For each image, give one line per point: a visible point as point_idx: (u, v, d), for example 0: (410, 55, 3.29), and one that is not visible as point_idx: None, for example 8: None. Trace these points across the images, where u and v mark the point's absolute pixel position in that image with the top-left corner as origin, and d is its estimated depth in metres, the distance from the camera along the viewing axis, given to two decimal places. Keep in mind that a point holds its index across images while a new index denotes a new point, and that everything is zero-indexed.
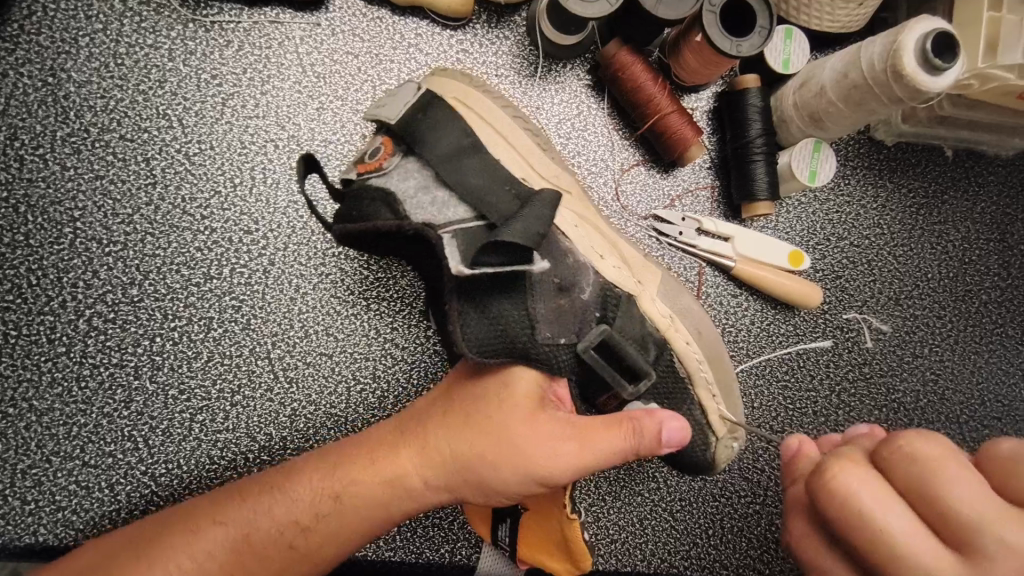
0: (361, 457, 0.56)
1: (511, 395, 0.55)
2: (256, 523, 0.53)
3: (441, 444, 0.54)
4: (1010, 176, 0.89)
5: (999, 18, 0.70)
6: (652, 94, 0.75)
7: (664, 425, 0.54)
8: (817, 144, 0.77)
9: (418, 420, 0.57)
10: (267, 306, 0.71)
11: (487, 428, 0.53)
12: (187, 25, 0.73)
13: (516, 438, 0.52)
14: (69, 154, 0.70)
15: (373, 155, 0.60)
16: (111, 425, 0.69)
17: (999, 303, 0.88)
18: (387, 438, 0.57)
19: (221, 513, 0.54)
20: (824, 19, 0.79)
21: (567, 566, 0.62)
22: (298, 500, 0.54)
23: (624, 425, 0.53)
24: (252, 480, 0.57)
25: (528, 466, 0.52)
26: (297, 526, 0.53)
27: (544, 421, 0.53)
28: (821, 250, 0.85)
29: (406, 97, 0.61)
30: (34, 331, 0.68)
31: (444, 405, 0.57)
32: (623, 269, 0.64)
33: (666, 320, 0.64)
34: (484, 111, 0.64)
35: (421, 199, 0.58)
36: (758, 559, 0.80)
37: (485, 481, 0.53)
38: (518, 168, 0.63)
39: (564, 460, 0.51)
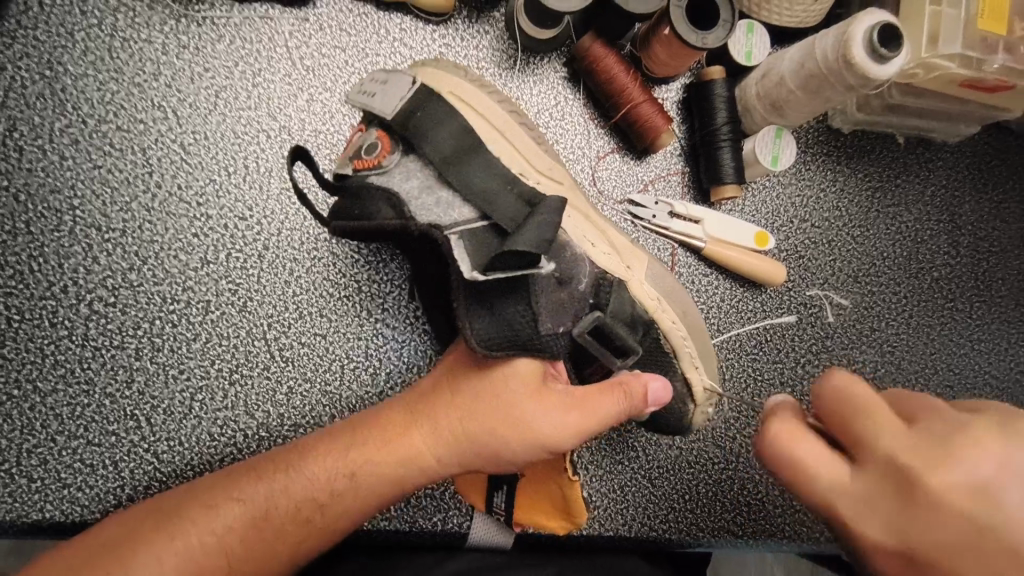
0: (374, 436, 0.59)
1: (517, 373, 0.58)
2: (274, 500, 0.56)
3: (451, 423, 0.58)
4: (958, 161, 0.96)
5: (939, 12, 0.76)
6: (625, 85, 0.80)
7: (649, 387, 0.60)
8: (778, 131, 0.83)
9: (423, 398, 0.61)
10: (263, 288, 0.74)
11: (495, 405, 0.57)
12: (179, 20, 0.76)
13: (523, 413, 0.57)
14: (67, 144, 0.73)
15: (370, 151, 0.61)
16: (114, 405, 0.71)
17: (950, 279, 0.95)
18: (394, 418, 0.60)
19: (240, 490, 0.56)
20: (783, 15, 0.84)
21: (563, 523, 0.70)
22: (314, 477, 0.57)
23: (616, 395, 0.58)
24: (266, 458, 0.59)
25: (537, 437, 0.57)
26: (315, 502, 0.57)
27: (549, 396, 0.58)
28: (785, 231, 0.90)
29: (401, 90, 0.61)
30: (36, 315, 0.71)
31: (448, 385, 0.60)
32: (612, 255, 0.67)
33: (654, 301, 0.67)
34: (481, 107, 0.67)
35: (425, 200, 0.59)
36: (732, 521, 0.85)
37: (493, 453, 0.58)
38: (515, 161, 0.65)
39: (569, 428, 0.57)
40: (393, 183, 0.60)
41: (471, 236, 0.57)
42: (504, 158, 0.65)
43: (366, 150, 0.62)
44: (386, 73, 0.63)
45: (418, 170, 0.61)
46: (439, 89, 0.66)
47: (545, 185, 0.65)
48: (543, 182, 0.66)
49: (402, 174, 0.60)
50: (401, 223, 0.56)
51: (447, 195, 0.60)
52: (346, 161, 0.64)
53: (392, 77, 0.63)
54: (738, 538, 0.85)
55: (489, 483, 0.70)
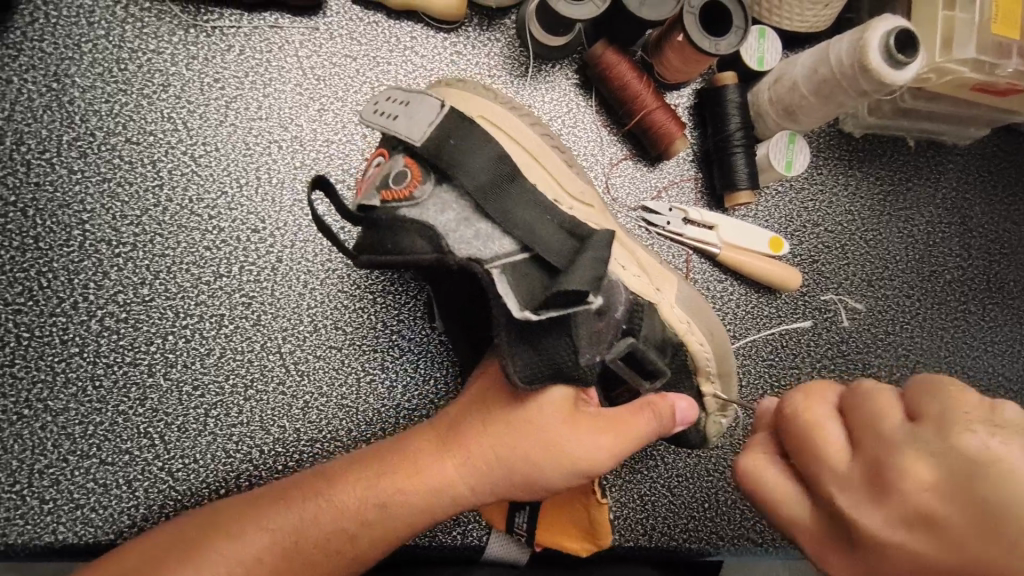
0: (405, 465, 0.57)
1: (553, 401, 0.57)
2: (302, 531, 0.55)
3: (484, 450, 0.57)
4: (968, 164, 0.96)
5: (953, 17, 0.77)
6: (639, 91, 0.80)
7: (676, 406, 0.60)
8: (791, 136, 0.82)
9: (452, 424, 0.59)
10: (277, 301, 0.73)
11: (530, 433, 0.56)
12: (188, 31, 0.75)
13: (559, 440, 0.56)
14: (76, 158, 0.71)
15: (401, 181, 0.58)
16: (127, 422, 0.70)
17: (962, 282, 0.94)
18: (423, 446, 0.58)
19: (269, 519, 0.55)
20: (794, 20, 0.84)
21: (585, 544, 0.70)
22: (342, 508, 0.56)
23: (647, 414, 0.58)
24: (291, 486, 0.58)
25: (572, 465, 0.56)
26: (346, 533, 0.56)
27: (586, 424, 0.57)
28: (799, 236, 0.90)
29: (429, 115, 0.59)
30: (45, 332, 0.69)
31: (478, 410, 0.59)
32: (642, 277, 0.67)
33: (683, 324, 0.67)
34: (511, 130, 0.66)
35: (463, 233, 0.57)
36: (752, 529, 0.85)
37: (528, 483, 0.57)
38: (548, 187, 0.65)
39: (604, 454, 0.56)
40: (429, 216, 0.58)
41: (513, 271, 0.55)
42: (534, 180, 0.64)
43: (394, 179, 0.58)
44: (405, 93, 0.61)
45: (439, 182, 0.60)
46: (468, 113, 0.65)
47: (575, 210, 0.65)
48: (574, 207, 0.65)
49: (437, 205, 0.58)
50: (438, 255, 0.54)
51: (486, 227, 0.57)
52: (369, 192, 0.59)
53: (413, 101, 0.60)
54: (758, 546, 0.85)
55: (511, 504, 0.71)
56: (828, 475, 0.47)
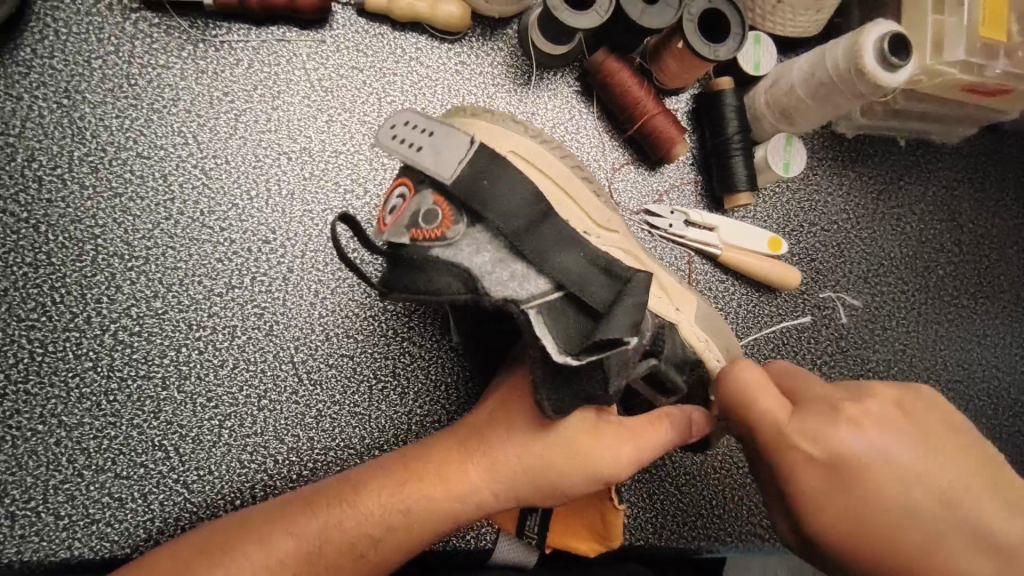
0: (429, 470, 0.58)
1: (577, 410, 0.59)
2: (326, 535, 0.56)
3: (508, 455, 0.58)
4: (956, 163, 0.99)
5: (942, 21, 0.79)
6: (639, 98, 0.81)
7: (693, 418, 0.61)
8: (788, 138, 0.84)
9: (475, 430, 0.60)
10: (289, 311, 0.74)
11: (552, 440, 0.58)
12: (196, 45, 0.75)
13: (581, 447, 0.58)
14: (87, 173, 0.72)
15: (432, 223, 0.55)
16: (142, 436, 0.70)
17: (954, 276, 0.97)
18: (448, 451, 0.59)
19: (291, 524, 0.56)
20: (787, 25, 0.86)
21: (592, 545, 0.72)
22: (367, 513, 0.57)
23: (664, 424, 0.60)
24: (316, 490, 0.59)
25: (592, 470, 0.58)
26: (370, 538, 0.56)
27: (606, 433, 0.59)
28: (796, 236, 0.92)
29: (458, 150, 0.55)
30: (60, 347, 0.70)
31: (503, 416, 0.60)
32: (663, 297, 0.67)
33: (702, 342, 0.68)
34: (541, 161, 0.67)
35: (499, 274, 0.55)
36: (759, 524, 0.86)
37: (548, 488, 0.59)
38: (578, 219, 0.66)
39: (622, 460, 0.58)
40: (463, 257, 0.55)
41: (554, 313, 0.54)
42: (566, 216, 0.65)
43: (426, 218, 0.56)
44: (430, 120, 0.56)
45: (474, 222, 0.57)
46: (499, 148, 0.65)
47: (604, 240, 0.66)
48: (601, 235, 0.67)
49: (471, 245, 0.56)
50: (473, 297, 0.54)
51: (521, 267, 0.56)
52: (397, 231, 0.57)
53: (437, 132, 0.56)
54: (766, 541, 0.86)
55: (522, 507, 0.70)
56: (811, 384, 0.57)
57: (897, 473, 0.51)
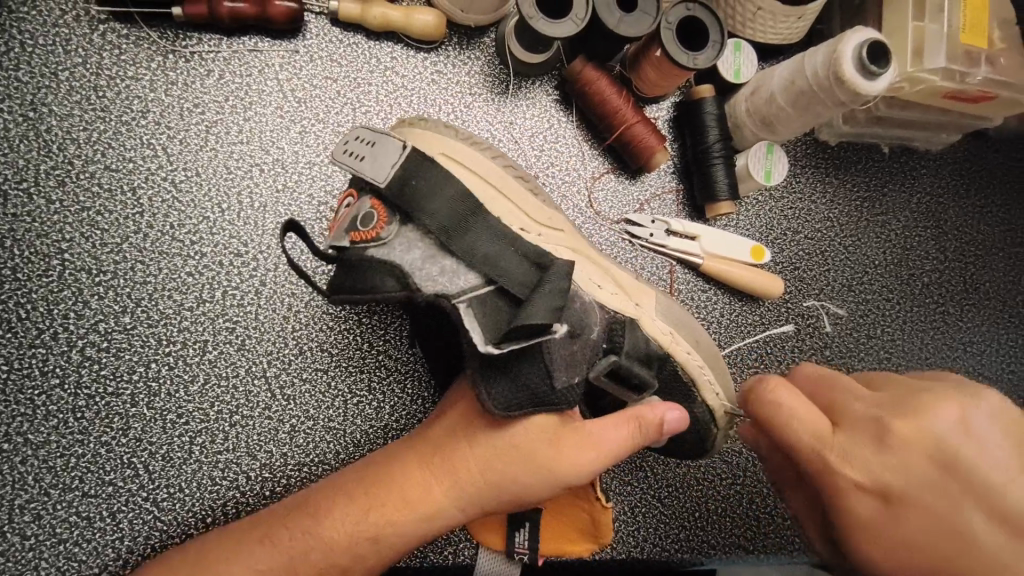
0: (391, 491, 0.57)
1: (534, 419, 0.58)
2: (291, 568, 0.55)
3: (471, 471, 0.57)
4: (941, 169, 0.98)
5: (923, 27, 0.78)
6: (618, 106, 0.80)
7: (667, 419, 0.59)
8: (770, 146, 0.83)
9: (436, 444, 0.59)
10: (261, 325, 0.73)
11: (514, 453, 0.57)
12: (167, 56, 0.74)
13: (544, 458, 0.57)
14: (54, 187, 0.71)
15: (367, 224, 0.57)
16: (110, 454, 0.69)
17: (940, 284, 0.96)
18: (409, 469, 0.58)
19: (250, 558, 0.56)
20: (768, 32, 0.85)
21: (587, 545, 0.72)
22: (331, 544, 0.55)
23: (634, 427, 0.59)
24: (275, 521, 0.57)
25: (557, 480, 0.57)
26: (335, 567, 0.56)
27: (569, 440, 0.57)
28: (780, 244, 0.91)
29: (391, 157, 0.57)
30: (25, 364, 0.68)
31: (464, 429, 0.59)
32: (619, 294, 0.66)
33: (668, 335, 0.66)
34: (470, 161, 0.64)
35: (429, 270, 0.57)
36: (742, 537, 0.85)
37: (511, 498, 0.57)
38: (514, 219, 0.64)
39: (588, 468, 0.57)
40: (396, 256, 0.57)
41: (480, 304, 0.56)
42: (507, 220, 0.63)
43: (360, 220, 0.58)
44: (372, 132, 0.59)
45: (419, 241, 0.57)
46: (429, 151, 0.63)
47: (546, 239, 0.64)
48: (545, 234, 0.65)
49: (403, 245, 0.57)
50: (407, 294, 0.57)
51: (451, 263, 0.57)
52: (340, 234, 0.59)
53: (377, 141, 0.58)
54: (750, 554, 0.85)
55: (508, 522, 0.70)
56: (853, 399, 0.55)
57: (955, 505, 0.48)
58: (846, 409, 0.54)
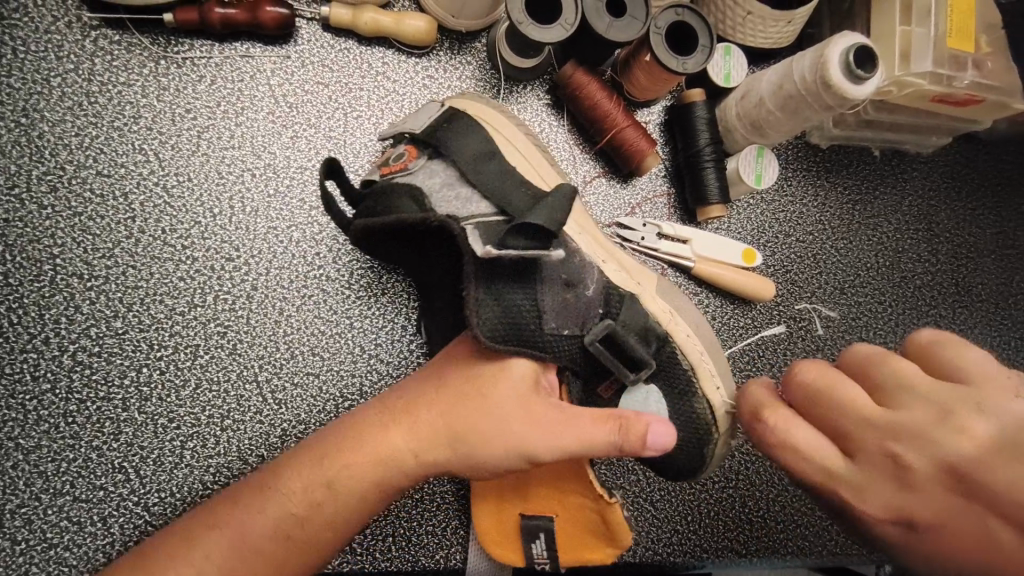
0: (353, 447, 0.58)
1: (501, 386, 0.58)
2: (250, 521, 0.56)
3: (434, 431, 0.58)
4: (931, 172, 0.98)
5: (909, 31, 0.79)
6: (608, 110, 0.81)
7: (651, 429, 0.55)
8: (760, 150, 0.84)
9: (406, 407, 0.60)
10: (252, 330, 0.73)
11: (475, 415, 0.58)
12: (158, 62, 0.75)
13: (506, 423, 0.57)
14: (45, 193, 0.71)
15: (399, 158, 0.64)
16: (101, 458, 0.69)
17: (931, 287, 0.96)
18: (375, 429, 0.59)
19: (219, 516, 0.57)
20: (758, 36, 0.85)
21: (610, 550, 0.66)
22: (290, 495, 0.57)
23: (612, 424, 0.55)
24: (244, 485, 0.59)
25: (516, 446, 0.56)
26: (295, 521, 0.57)
27: (533, 408, 0.57)
28: (771, 247, 0.91)
29: (429, 112, 0.67)
30: (16, 369, 0.69)
31: (434, 394, 0.60)
32: (621, 271, 0.67)
33: (668, 314, 0.66)
34: (494, 121, 0.68)
35: (446, 193, 0.61)
36: (735, 540, 0.85)
37: (471, 460, 0.57)
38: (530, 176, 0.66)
39: (549, 440, 0.55)
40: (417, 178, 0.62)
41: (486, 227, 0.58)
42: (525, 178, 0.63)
43: (394, 158, 0.65)
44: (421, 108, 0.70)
45: (441, 171, 0.62)
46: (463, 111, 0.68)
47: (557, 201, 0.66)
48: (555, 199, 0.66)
49: (427, 173, 0.63)
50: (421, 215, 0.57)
51: (467, 192, 0.61)
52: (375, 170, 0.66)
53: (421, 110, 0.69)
54: (743, 557, 0.85)
55: (522, 531, 0.68)
56: (863, 429, 0.51)
57: (980, 520, 0.47)
58: (857, 439, 0.51)
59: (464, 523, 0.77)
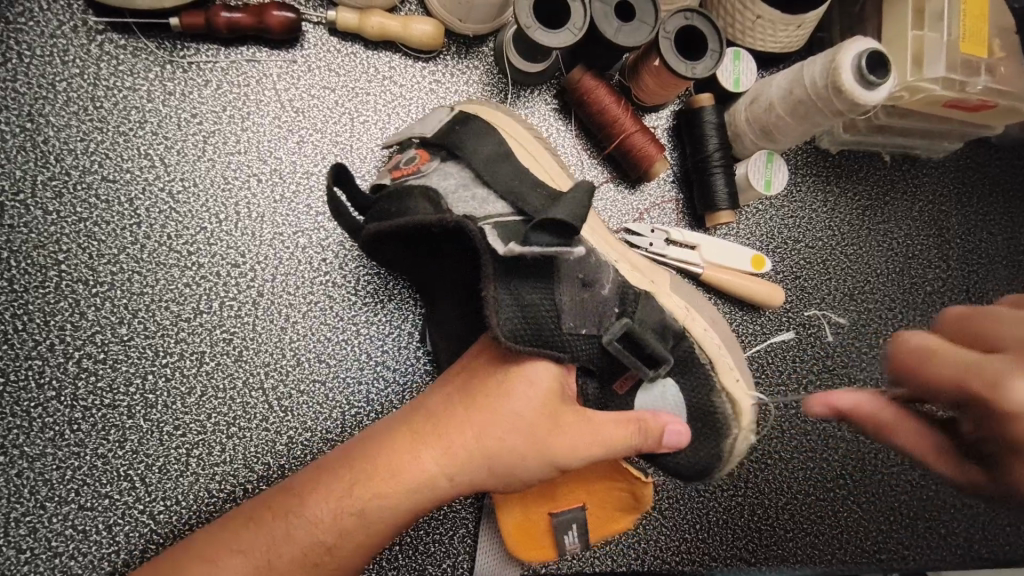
0: (379, 465, 0.57)
1: (528, 396, 0.58)
2: (276, 546, 0.54)
3: (463, 446, 0.57)
4: (942, 176, 0.98)
5: (922, 36, 0.78)
6: (617, 115, 0.80)
7: (667, 430, 0.60)
8: (770, 155, 0.83)
9: (428, 419, 0.59)
10: (258, 336, 0.72)
11: (504, 427, 0.58)
12: (164, 66, 0.74)
13: (537, 434, 0.58)
14: (51, 199, 0.71)
15: (410, 162, 0.64)
16: (106, 466, 0.68)
17: (942, 293, 0.95)
18: (398, 445, 0.57)
19: (239, 542, 0.55)
20: (767, 41, 0.84)
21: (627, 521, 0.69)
22: (317, 520, 0.55)
23: (635, 427, 0.59)
24: (262, 506, 0.57)
25: (546, 456, 0.58)
26: (322, 546, 0.55)
27: (562, 418, 0.58)
28: (781, 253, 0.91)
29: (440, 116, 0.67)
30: (21, 376, 0.68)
31: (456, 405, 0.59)
32: (634, 271, 0.67)
33: (683, 310, 0.66)
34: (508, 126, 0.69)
35: (462, 194, 0.61)
36: (744, 548, 0.84)
37: (501, 473, 0.58)
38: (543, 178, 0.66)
39: (579, 449, 0.58)
40: (432, 180, 0.62)
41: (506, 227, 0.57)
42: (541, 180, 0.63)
43: (405, 161, 0.65)
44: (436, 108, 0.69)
45: (456, 172, 0.62)
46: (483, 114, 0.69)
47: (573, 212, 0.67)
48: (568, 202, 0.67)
49: (440, 174, 0.62)
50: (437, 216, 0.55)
51: (483, 193, 0.61)
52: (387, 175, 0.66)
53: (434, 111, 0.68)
54: (751, 565, 0.84)
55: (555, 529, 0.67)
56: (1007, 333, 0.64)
57: None
58: None
59: (470, 530, 0.76)
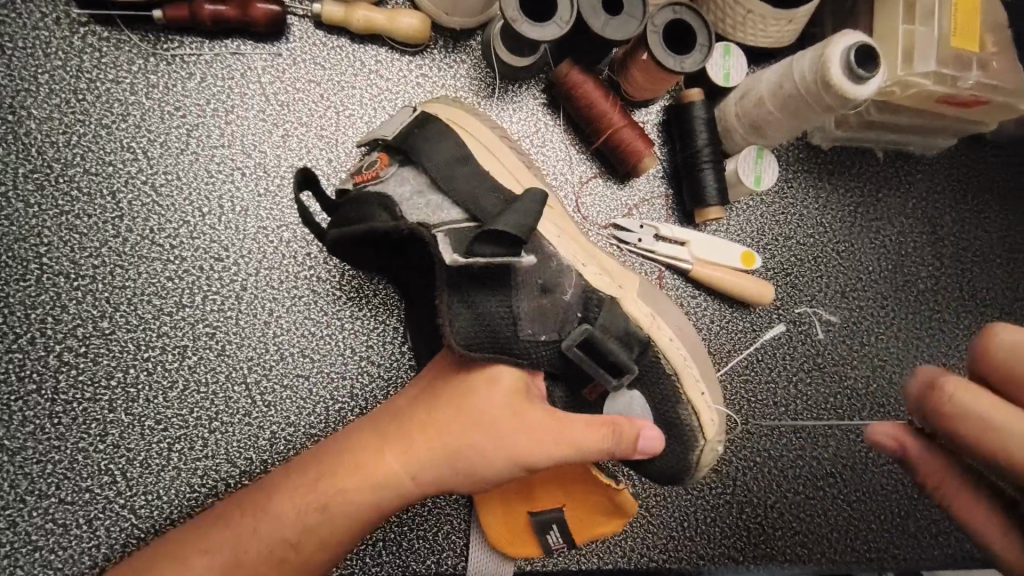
0: (345, 465, 0.57)
1: (493, 395, 0.58)
2: (241, 543, 0.55)
3: (427, 446, 0.57)
4: (937, 174, 0.97)
5: (913, 30, 0.77)
6: (605, 110, 0.79)
7: (641, 433, 0.58)
8: (760, 151, 0.82)
9: (395, 422, 0.59)
10: (241, 331, 0.72)
11: (469, 427, 0.57)
12: (148, 59, 0.74)
13: (502, 434, 0.57)
14: (32, 191, 0.70)
15: (371, 166, 0.64)
16: (86, 460, 0.68)
17: (935, 290, 0.95)
18: (364, 448, 0.58)
19: (207, 542, 0.56)
20: (758, 36, 0.84)
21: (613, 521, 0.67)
22: (281, 518, 0.56)
23: (605, 428, 0.57)
24: (233, 506, 0.58)
25: (511, 455, 0.57)
26: (286, 544, 0.55)
27: (528, 418, 0.57)
28: (771, 249, 0.90)
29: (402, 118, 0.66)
30: (2, 369, 0.68)
31: (423, 407, 0.59)
32: (602, 274, 0.64)
33: (648, 318, 0.63)
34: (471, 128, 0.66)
35: (416, 201, 0.60)
36: (732, 547, 0.84)
37: (467, 474, 0.57)
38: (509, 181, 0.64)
39: (545, 449, 0.56)
40: (389, 187, 0.62)
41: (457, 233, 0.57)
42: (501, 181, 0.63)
43: (366, 166, 0.65)
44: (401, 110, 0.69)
45: (412, 178, 0.62)
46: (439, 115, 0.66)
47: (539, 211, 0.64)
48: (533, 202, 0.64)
49: (396, 179, 0.62)
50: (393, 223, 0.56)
51: (437, 199, 0.60)
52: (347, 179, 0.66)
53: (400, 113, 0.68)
54: (739, 564, 0.84)
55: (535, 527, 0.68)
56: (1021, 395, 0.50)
57: None
58: None
59: (456, 527, 0.76)
